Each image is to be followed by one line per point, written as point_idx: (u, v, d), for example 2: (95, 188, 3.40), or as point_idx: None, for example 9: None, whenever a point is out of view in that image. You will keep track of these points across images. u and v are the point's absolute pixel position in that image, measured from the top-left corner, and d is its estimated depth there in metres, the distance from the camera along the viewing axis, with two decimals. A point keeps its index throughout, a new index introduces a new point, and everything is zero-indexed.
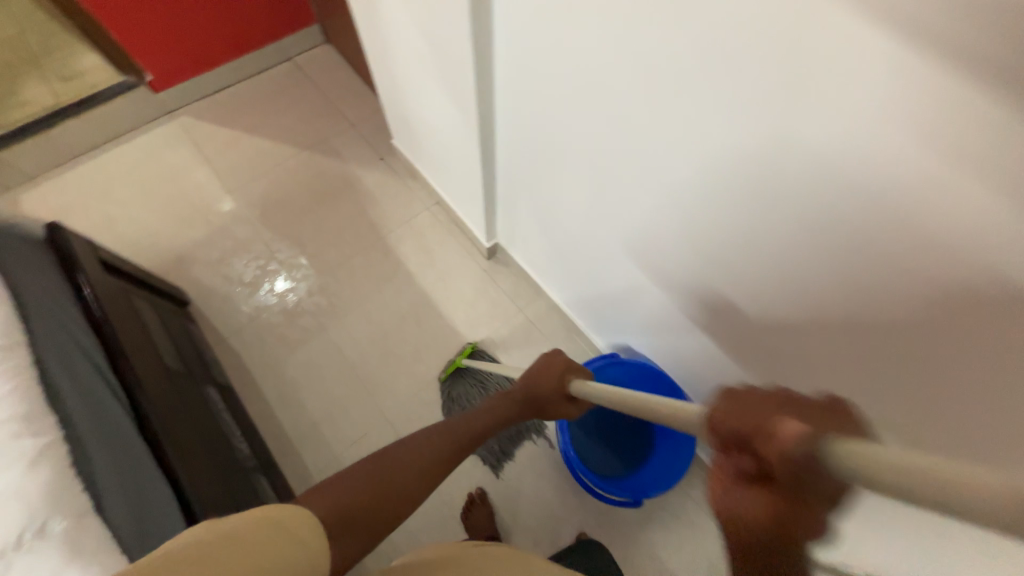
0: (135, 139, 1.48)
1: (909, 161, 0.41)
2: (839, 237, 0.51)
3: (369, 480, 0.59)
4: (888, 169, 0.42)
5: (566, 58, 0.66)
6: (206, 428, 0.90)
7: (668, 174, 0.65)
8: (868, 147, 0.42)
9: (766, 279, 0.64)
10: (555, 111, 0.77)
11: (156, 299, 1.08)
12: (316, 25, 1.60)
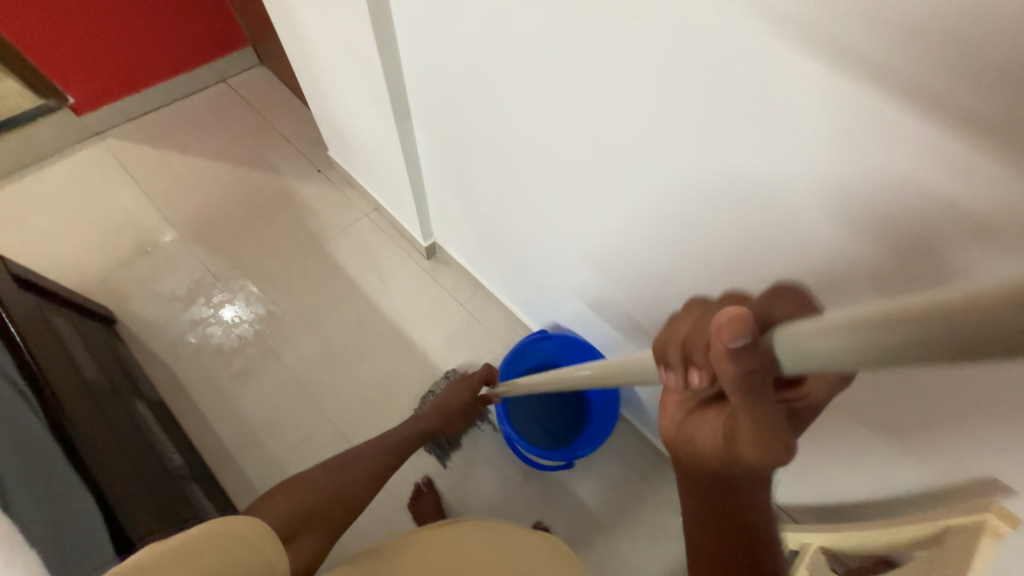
0: (57, 163, 1.43)
1: (787, 103, 0.43)
2: (746, 190, 0.52)
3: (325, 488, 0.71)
4: (773, 112, 0.44)
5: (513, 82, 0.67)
6: (130, 440, 0.88)
7: (629, 196, 0.65)
8: (750, 98, 0.44)
9: (698, 243, 0.63)
10: (489, 121, 0.77)
11: (78, 319, 1.05)
12: (248, 48, 1.63)
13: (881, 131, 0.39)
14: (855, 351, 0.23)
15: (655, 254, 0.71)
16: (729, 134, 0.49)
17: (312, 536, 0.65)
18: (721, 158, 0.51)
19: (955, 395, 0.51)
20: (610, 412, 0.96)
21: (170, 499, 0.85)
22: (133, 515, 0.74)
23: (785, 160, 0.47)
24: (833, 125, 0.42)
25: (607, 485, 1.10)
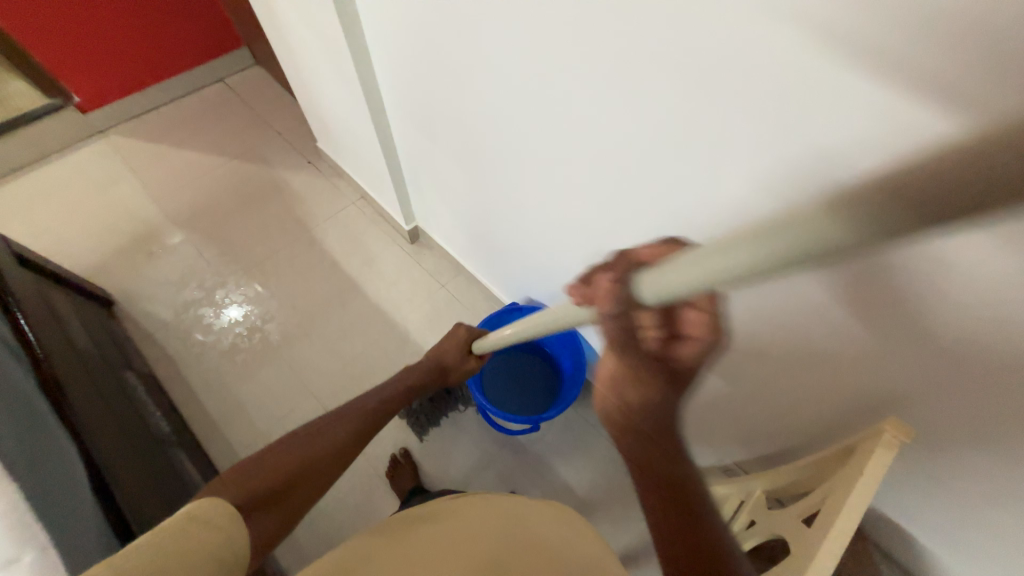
0: (62, 158, 1.51)
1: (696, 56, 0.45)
2: (672, 149, 0.55)
3: (294, 457, 0.59)
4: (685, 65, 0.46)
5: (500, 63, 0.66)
6: (118, 403, 0.92)
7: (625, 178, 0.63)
8: (667, 52, 0.47)
9: (639, 210, 0.66)
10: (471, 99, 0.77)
11: (74, 297, 1.11)
12: (243, 48, 1.70)
13: (777, 79, 0.41)
14: (850, 230, 0.19)
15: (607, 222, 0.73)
16: (653, 91, 0.51)
17: (270, 515, 0.55)
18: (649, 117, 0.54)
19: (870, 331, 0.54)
20: (576, 379, 0.99)
21: (154, 458, 0.89)
22: (115, 465, 0.76)
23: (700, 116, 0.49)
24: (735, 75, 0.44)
25: (578, 455, 1.13)
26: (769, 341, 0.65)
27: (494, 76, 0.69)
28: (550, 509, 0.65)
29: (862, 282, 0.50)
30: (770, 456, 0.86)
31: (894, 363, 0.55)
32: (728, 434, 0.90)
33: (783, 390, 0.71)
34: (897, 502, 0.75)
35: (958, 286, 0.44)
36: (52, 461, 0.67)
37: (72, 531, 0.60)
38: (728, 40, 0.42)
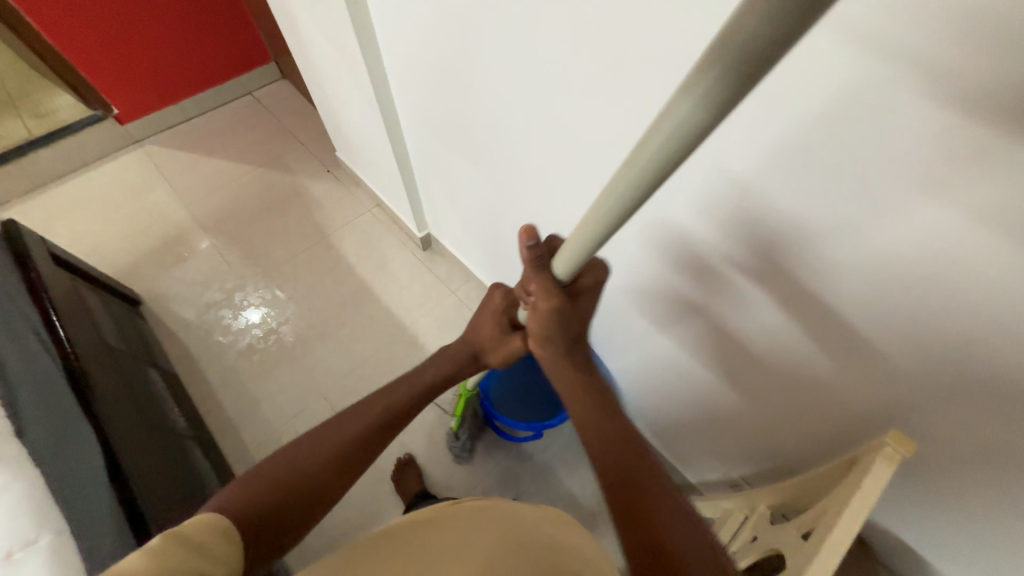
0: (101, 166, 1.61)
1: (695, 61, 0.45)
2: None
3: (282, 478, 0.52)
4: (685, 70, 0.47)
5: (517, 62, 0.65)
6: (139, 397, 0.96)
7: None
8: (666, 59, 0.48)
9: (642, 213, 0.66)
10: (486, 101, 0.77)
11: (104, 295, 1.17)
12: (271, 63, 1.79)
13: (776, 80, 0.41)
14: None
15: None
16: (653, 96, 0.52)
17: (271, 541, 0.49)
18: (650, 122, 0.54)
19: (877, 339, 0.53)
20: None
21: (170, 450, 0.92)
22: (133, 454, 0.79)
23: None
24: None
25: (583, 464, 1.12)
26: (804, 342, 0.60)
27: (501, 83, 0.71)
28: (553, 517, 0.64)
29: (863, 288, 0.49)
30: (776, 471, 0.83)
31: (901, 374, 0.54)
32: (734, 447, 0.88)
33: (789, 402, 0.69)
34: (909, 524, 0.72)
35: (962, 295, 0.43)
36: (75, 445, 0.71)
37: (88, 508, 0.65)
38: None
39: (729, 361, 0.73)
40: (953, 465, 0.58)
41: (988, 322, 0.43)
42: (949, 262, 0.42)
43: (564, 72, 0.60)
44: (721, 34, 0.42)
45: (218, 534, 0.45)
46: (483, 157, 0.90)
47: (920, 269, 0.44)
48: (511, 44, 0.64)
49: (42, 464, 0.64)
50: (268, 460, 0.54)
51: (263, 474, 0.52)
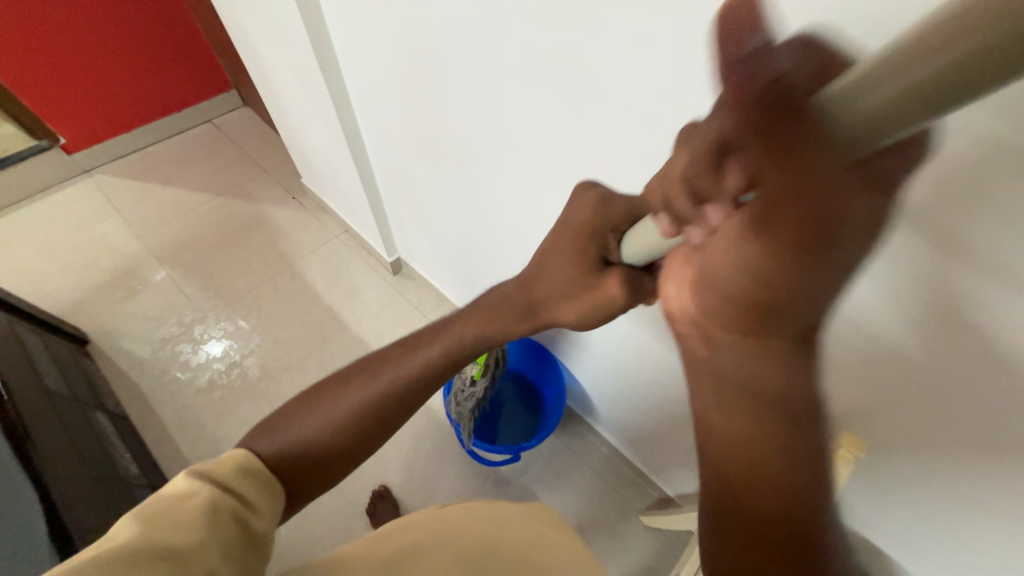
0: (44, 198, 1.52)
1: (654, 82, 0.49)
2: (639, 169, 0.57)
3: (302, 438, 0.46)
4: (645, 90, 0.50)
5: (484, 88, 0.68)
6: (86, 444, 0.89)
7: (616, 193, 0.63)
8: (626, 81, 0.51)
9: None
10: (455, 126, 0.79)
11: (46, 334, 1.09)
12: (233, 90, 1.77)
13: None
14: None
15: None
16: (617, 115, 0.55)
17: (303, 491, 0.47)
18: (615, 141, 0.57)
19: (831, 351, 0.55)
20: (557, 407, 1.00)
21: (120, 501, 0.85)
22: (78, 507, 0.73)
23: (662, 138, 0.52)
24: (693, 97, 0.47)
25: (561, 484, 1.11)
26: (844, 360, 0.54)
27: (470, 108, 0.73)
28: (540, 514, 0.59)
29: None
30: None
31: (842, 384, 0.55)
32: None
33: None
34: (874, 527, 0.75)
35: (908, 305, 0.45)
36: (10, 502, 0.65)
37: (24, 569, 0.59)
38: (679, 64, 0.46)
39: None
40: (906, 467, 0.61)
41: (874, 327, 0.48)
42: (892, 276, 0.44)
43: (529, 97, 0.63)
44: (676, 57, 0.45)
45: (248, 475, 0.43)
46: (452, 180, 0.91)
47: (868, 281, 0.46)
48: (479, 71, 0.66)
49: None
50: (293, 407, 0.47)
51: (283, 427, 0.46)
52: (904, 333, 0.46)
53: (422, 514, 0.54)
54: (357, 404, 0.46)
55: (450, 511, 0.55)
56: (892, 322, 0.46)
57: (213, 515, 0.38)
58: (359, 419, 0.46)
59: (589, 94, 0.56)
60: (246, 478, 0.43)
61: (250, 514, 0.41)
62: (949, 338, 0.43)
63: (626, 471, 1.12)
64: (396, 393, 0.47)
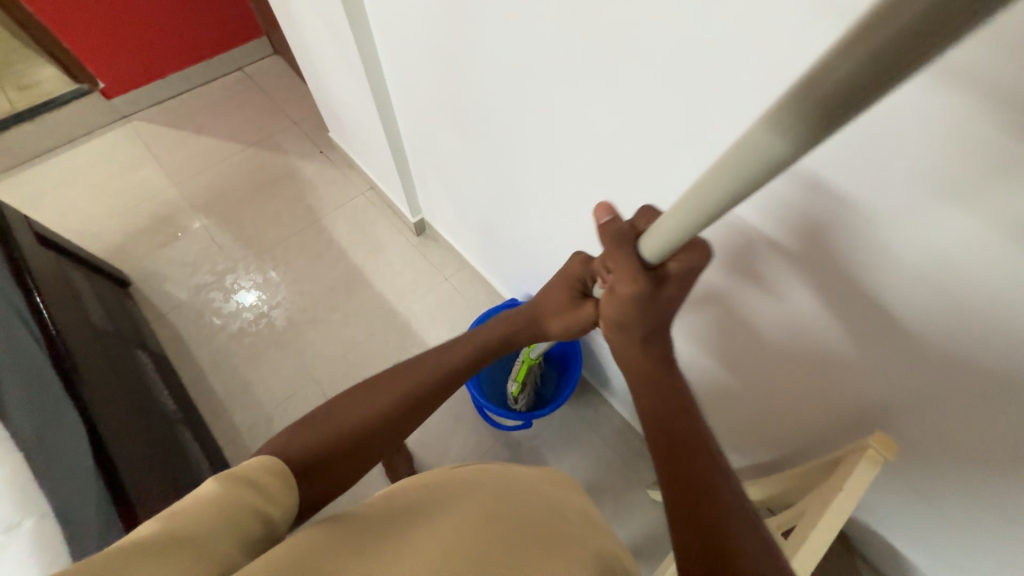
0: (87, 141, 1.57)
1: (699, 55, 0.43)
2: (677, 150, 0.53)
3: (336, 432, 0.49)
4: (689, 65, 0.45)
5: (509, 47, 0.63)
6: (129, 380, 0.95)
7: (642, 168, 0.59)
8: (664, 49, 0.46)
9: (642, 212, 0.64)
10: (479, 86, 0.75)
11: (91, 274, 1.15)
12: (263, 37, 1.74)
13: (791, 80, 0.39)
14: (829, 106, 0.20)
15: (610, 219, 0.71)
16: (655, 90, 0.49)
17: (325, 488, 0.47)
18: (652, 118, 0.52)
19: (870, 349, 0.51)
20: (570, 377, 1.00)
21: (161, 434, 0.92)
22: (121, 438, 0.79)
23: (704, 119, 0.47)
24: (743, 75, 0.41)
25: (571, 451, 1.13)
26: (881, 354, 0.50)
27: (498, 73, 0.68)
28: (552, 476, 0.59)
29: (874, 296, 0.46)
30: (761, 464, 0.84)
31: (705, 327, 0.71)
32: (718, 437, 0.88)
33: (778, 400, 0.68)
34: (891, 522, 0.73)
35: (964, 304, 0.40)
36: (60, 429, 0.71)
37: (72, 489, 0.65)
38: (720, 35, 0.41)
39: (721, 356, 0.71)
40: (936, 472, 0.57)
41: (747, 297, 0.59)
42: (966, 275, 0.39)
43: (554, 61, 0.58)
44: (727, 28, 0.40)
45: (274, 475, 0.43)
46: (476, 142, 0.87)
47: (932, 276, 0.41)
48: (509, 31, 0.61)
49: (25, 445, 0.64)
50: (328, 405, 0.52)
51: (317, 422, 0.50)
52: (752, 302, 0.59)
53: (433, 471, 0.53)
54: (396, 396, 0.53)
55: (462, 470, 0.54)
56: (742, 289, 0.59)
57: (234, 506, 0.37)
58: (395, 406, 0.53)
59: (622, 62, 0.50)
60: (270, 474, 0.43)
61: (269, 507, 0.40)
62: (862, 325, 0.50)
63: (637, 443, 1.12)
64: (429, 384, 0.56)
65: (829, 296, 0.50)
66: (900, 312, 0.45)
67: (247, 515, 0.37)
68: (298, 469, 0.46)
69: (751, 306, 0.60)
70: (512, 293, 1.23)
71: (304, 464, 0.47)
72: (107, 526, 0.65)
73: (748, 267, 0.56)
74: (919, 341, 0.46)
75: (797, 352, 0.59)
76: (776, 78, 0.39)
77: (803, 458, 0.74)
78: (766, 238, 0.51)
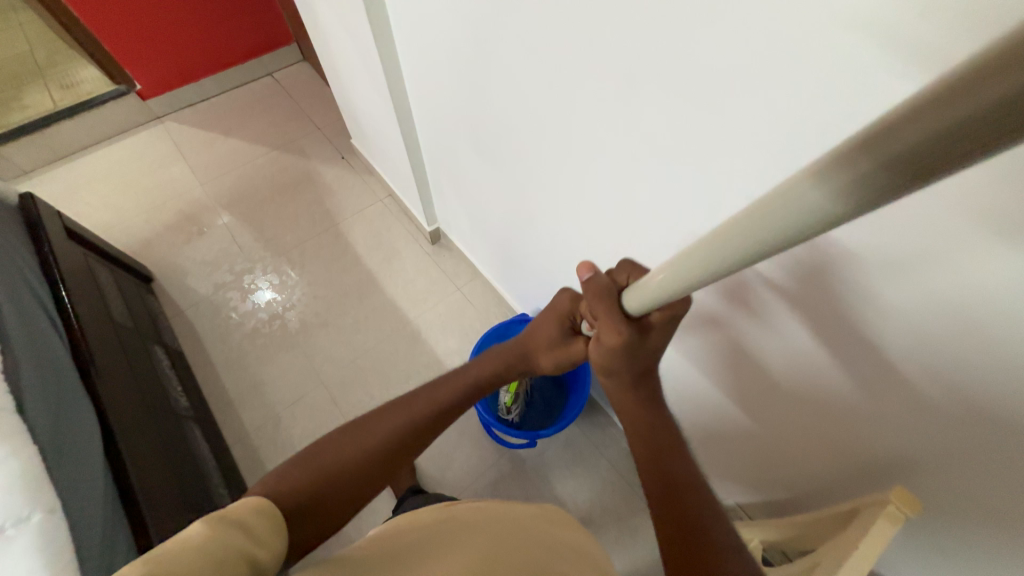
0: (123, 140, 1.63)
1: (719, 86, 0.43)
2: (693, 175, 0.52)
3: (330, 472, 0.49)
4: (707, 91, 0.44)
5: (530, 71, 0.64)
6: (145, 376, 0.97)
7: (660, 198, 0.58)
8: (684, 82, 0.45)
9: (657, 235, 0.63)
10: (500, 106, 0.75)
11: (116, 270, 1.18)
12: (293, 44, 1.79)
13: (814, 108, 0.38)
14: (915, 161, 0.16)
15: (624, 239, 0.70)
16: (673, 115, 0.49)
17: (318, 526, 0.48)
18: (670, 148, 0.52)
19: (899, 398, 0.48)
20: (579, 396, 0.98)
21: (171, 432, 0.93)
22: (132, 435, 0.81)
23: (720, 147, 0.47)
24: (765, 103, 0.40)
25: (575, 471, 1.11)
26: (908, 403, 0.48)
27: (520, 94, 0.69)
28: (550, 514, 0.58)
29: (853, 337, 0.48)
30: (774, 504, 0.80)
31: (718, 361, 0.69)
32: (730, 471, 0.84)
33: (791, 439, 0.66)
34: None
35: (1011, 363, 0.38)
36: (75, 423, 0.73)
37: (80, 487, 0.66)
38: (742, 76, 0.41)
39: (734, 389, 0.69)
40: (962, 528, 0.54)
41: (733, 325, 0.62)
42: (993, 317, 0.36)
43: (574, 86, 0.59)
44: (749, 63, 0.39)
45: (265, 518, 0.42)
46: (495, 159, 0.88)
47: (981, 332, 0.38)
48: (532, 55, 0.61)
49: (40, 438, 0.66)
50: (322, 443, 0.51)
51: (311, 461, 0.50)
52: (760, 341, 0.59)
53: (430, 509, 0.52)
54: (389, 432, 0.53)
55: (459, 508, 0.53)
56: (729, 319, 0.62)
57: (226, 553, 0.36)
58: (390, 441, 0.53)
59: (642, 93, 0.50)
60: (258, 515, 0.42)
61: (256, 550, 0.39)
62: (893, 374, 0.47)
63: None
64: (425, 419, 0.56)
65: (810, 349, 0.53)
66: (893, 348, 0.45)
67: (235, 564, 0.36)
68: (288, 511, 0.46)
69: (772, 343, 0.58)
70: (524, 306, 1.22)
71: (296, 504, 0.47)
72: (112, 526, 0.67)
73: (749, 312, 0.58)
74: (958, 396, 0.43)
75: (811, 393, 0.57)
76: (797, 113, 0.39)
77: (817, 502, 0.71)
78: (766, 274, 0.52)
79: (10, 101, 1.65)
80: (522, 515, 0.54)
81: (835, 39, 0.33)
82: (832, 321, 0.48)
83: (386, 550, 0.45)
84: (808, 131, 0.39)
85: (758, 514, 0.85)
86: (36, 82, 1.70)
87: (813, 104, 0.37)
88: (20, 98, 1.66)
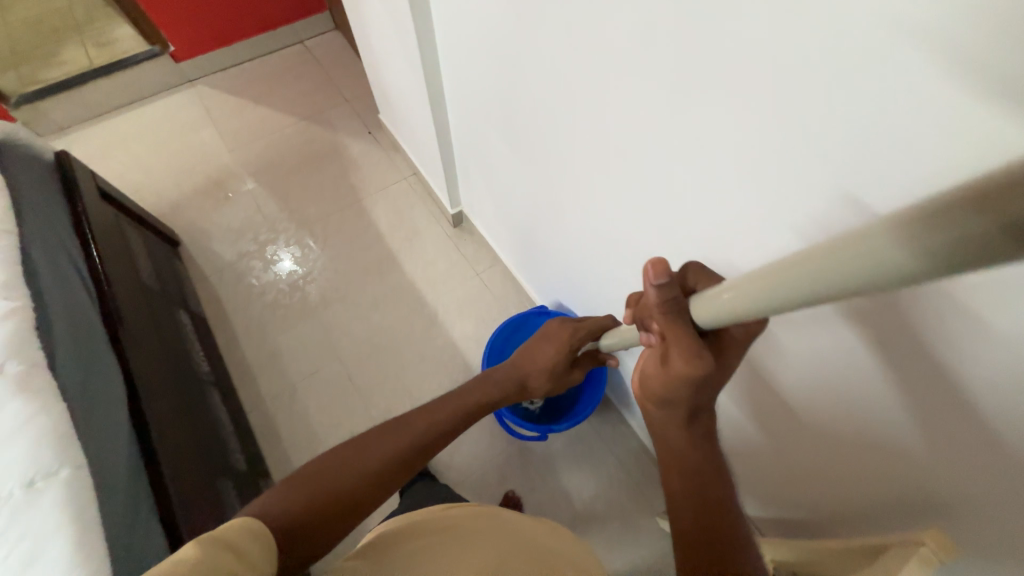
0: (155, 101, 1.64)
1: (765, 103, 0.40)
2: (725, 191, 0.50)
3: (333, 486, 0.51)
4: (752, 108, 0.41)
5: (567, 59, 0.60)
6: (169, 340, 1.00)
7: (693, 210, 0.56)
8: (729, 93, 0.42)
9: (684, 246, 0.61)
10: (534, 93, 0.72)
11: (145, 233, 1.20)
12: (326, 12, 1.76)
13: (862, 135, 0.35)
14: None
15: (652, 246, 0.68)
16: (710, 128, 0.46)
17: (317, 544, 0.48)
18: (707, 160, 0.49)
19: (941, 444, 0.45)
20: (592, 395, 0.98)
21: (192, 396, 0.96)
22: (156, 399, 0.83)
23: (762, 165, 0.44)
24: (810, 124, 0.38)
25: (582, 467, 1.11)
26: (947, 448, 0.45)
27: (555, 82, 0.65)
28: (549, 528, 0.57)
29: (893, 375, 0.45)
30: (784, 523, 0.78)
31: (738, 376, 0.67)
32: (742, 485, 0.83)
33: (811, 463, 0.64)
34: None
35: None
36: (102, 383, 0.75)
37: (106, 447, 0.68)
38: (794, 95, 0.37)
39: (751, 405, 0.67)
40: None
41: None
42: None
43: (611, 81, 0.55)
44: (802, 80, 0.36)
45: (254, 536, 0.43)
46: (524, 147, 0.85)
47: None
48: (570, 43, 0.58)
49: (68, 397, 0.68)
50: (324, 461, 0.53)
51: (311, 479, 0.51)
52: (790, 365, 0.56)
53: (425, 514, 0.53)
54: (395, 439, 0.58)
55: (456, 512, 0.54)
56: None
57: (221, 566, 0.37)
58: (394, 459, 0.56)
59: (682, 100, 0.47)
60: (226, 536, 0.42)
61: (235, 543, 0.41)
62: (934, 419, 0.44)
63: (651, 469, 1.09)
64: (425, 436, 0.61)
65: (844, 380, 0.50)
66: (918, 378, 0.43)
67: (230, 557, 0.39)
68: (293, 525, 0.47)
69: (798, 368, 0.55)
70: (543, 298, 1.21)
71: (294, 521, 0.47)
72: (136, 488, 0.70)
73: (783, 334, 0.55)
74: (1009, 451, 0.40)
75: (834, 426, 0.55)
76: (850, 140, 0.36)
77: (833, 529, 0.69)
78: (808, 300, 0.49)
79: (48, 55, 1.67)
80: (518, 526, 0.54)
81: (911, 57, 0.29)
82: (846, 329, 0.46)
83: (382, 553, 0.46)
84: (864, 155, 0.35)
85: (768, 530, 0.84)
86: (73, 37, 1.72)
87: (863, 129, 0.34)
88: (57, 53, 1.68)
